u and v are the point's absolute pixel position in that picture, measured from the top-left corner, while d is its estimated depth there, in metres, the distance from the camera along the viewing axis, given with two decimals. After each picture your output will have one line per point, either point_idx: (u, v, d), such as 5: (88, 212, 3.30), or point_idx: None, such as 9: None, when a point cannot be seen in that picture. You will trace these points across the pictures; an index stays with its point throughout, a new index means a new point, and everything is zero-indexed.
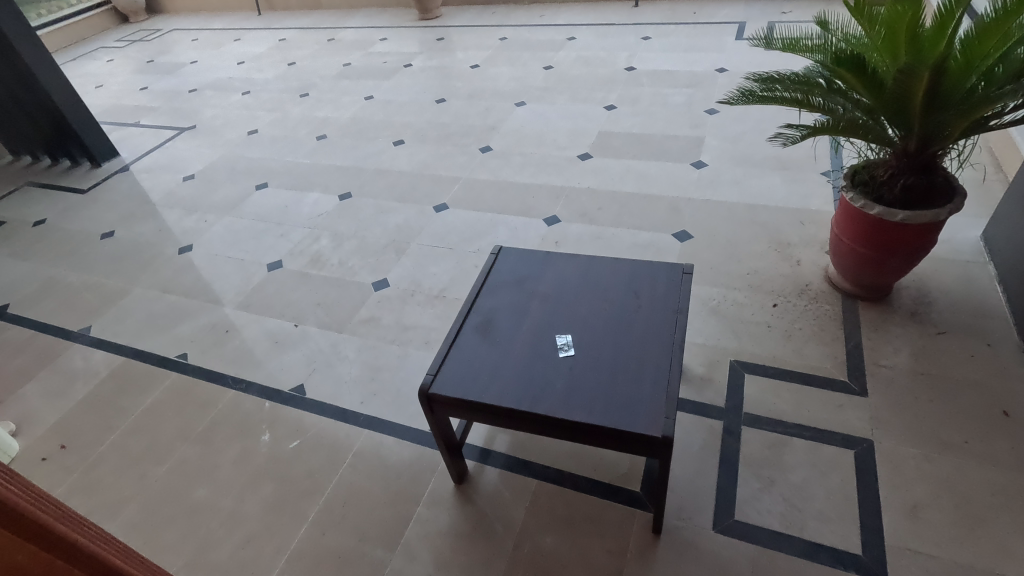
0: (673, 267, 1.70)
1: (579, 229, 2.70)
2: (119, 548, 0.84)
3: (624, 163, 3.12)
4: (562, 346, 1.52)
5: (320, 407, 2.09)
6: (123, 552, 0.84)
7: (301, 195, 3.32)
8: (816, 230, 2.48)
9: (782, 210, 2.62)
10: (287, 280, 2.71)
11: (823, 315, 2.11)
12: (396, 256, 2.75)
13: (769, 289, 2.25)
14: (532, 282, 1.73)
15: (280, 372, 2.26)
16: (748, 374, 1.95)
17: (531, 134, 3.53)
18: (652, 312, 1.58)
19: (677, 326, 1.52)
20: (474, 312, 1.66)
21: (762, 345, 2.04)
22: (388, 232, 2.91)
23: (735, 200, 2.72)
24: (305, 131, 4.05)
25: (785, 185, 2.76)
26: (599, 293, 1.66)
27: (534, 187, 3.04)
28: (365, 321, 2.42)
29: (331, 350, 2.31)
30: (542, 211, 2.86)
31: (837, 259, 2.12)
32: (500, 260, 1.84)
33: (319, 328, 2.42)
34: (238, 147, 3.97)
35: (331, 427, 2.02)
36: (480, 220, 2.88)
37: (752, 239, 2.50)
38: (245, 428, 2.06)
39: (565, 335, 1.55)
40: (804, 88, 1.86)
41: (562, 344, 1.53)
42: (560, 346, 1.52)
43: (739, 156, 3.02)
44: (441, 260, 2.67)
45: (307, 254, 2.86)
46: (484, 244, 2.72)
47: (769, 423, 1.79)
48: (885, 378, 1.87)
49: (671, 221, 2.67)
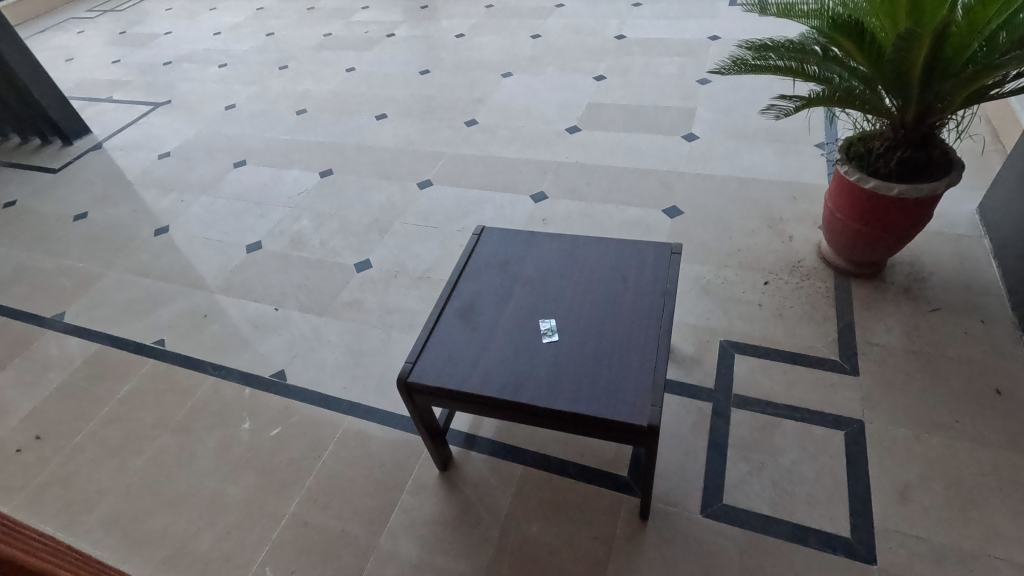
0: (661, 248, 1.63)
1: (567, 207, 2.63)
2: (48, 546, 0.77)
3: (614, 136, 3.03)
4: (548, 331, 1.46)
5: (301, 394, 2.04)
6: (53, 549, 0.77)
7: (281, 173, 3.22)
8: (809, 204, 2.42)
9: (775, 184, 2.55)
10: (268, 262, 2.63)
11: (816, 292, 2.06)
12: (380, 235, 2.67)
13: (759, 266, 2.19)
14: (515, 265, 1.67)
15: (260, 358, 2.20)
16: (738, 355, 1.91)
17: (518, 107, 3.42)
18: (641, 294, 1.52)
19: (665, 310, 1.47)
20: (455, 295, 1.60)
21: (752, 324, 2.00)
22: (371, 211, 2.82)
23: (727, 174, 2.65)
24: (285, 105, 3.91)
25: (778, 159, 2.68)
26: (586, 275, 1.60)
27: (521, 163, 2.95)
28: (347, 304, 2.35)
29: (313, 335, 2.25)
30: (529, 187, 2.78)
31: (831, 235, 2.07)
32: (482, 242, 1.77)
33: (301, 312, 2.35)
34: (215, 123, 3.83)
35: (313, 413, 1.97)
36: (466, 197, 2.80)
37: (744, 214, 2.43)
38: (225, 416, 2.01)
39: (549, 319, 1.50)
40: (800, 55, 1.77)
41: (546, 329, 1.47)
42: (544, 331, 1.47)
43: (731, 128, 2.93)
44: (425, 240, 2.60)
45: (287, 234, 2.77)
46: (470, 223, 2.64)
47: (759, 405, 1.76)
48: (877, 357, 1.83)
49: (660, 196, 2.59)
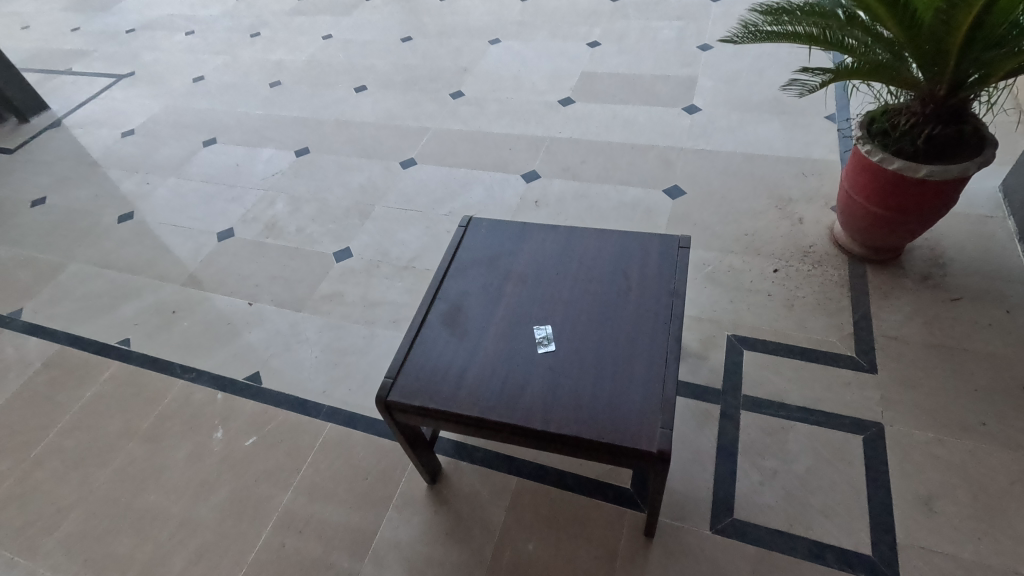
0: (667, 241, 1.47)
1: (561, 187, 2.45)
2: None
3: (610, 109, 2.83)
4: (544, 339, 1.32)
5: (278, 398, 1.90)
6: None
7: (254, 152, 3.00)
8: (820, 182, 2.25)
9: (784, 160, 2.37)
10: (241, 251, 2.45)
11: (829, 280, 1.92)
12: (361, 220, 2.48)
13: (768, 252, 2.04)
14: (506, 261, 1.51)
15: (234, 358, 2.04)
16: (747, 351, 1.78)
17: (507, 77, 3.19)
18: (646, 294, 1.37)
19: (673, 313, 1.32)
20: (440, 298, 1.44)
21: (762, 317, 1.86)
22: (351, 194, 2.63)
23: (732, 150, 2.47)
24: (257, 77, 3.65)
25: (787, 132, 2.51)
26: (584, 272, 1.45)
27: (511, 139, 2.75)
28: (327, 297, 2.19)
29: (289, 332, 2.09)
30: (520, 166, 2.59)
31: (846, 219, 1.91)
32: (470, 234, 1.60)
33: (276, 307, 2.19)
34: (182, 97, 3.57)
35: (291, 420, 1.83)
36: (452, 178, 2.61)
37: (751, 194, 2.27)
38: (196, 424, 1.86)
39: (545, 325, 1.35)
40: (820, 20, 1.57)
41: (541, 338, 1.32)
42: (539, 340, 1.32)
43: (736, 99, 2.74)
44: (409, 226, 2.42)
45: (261, 220, 2.58)
46: (457, 206, 2.46)
47: (770, 407, 1.64)
48: (896, 352, 1.70)
49: (661, 175, 2.42)
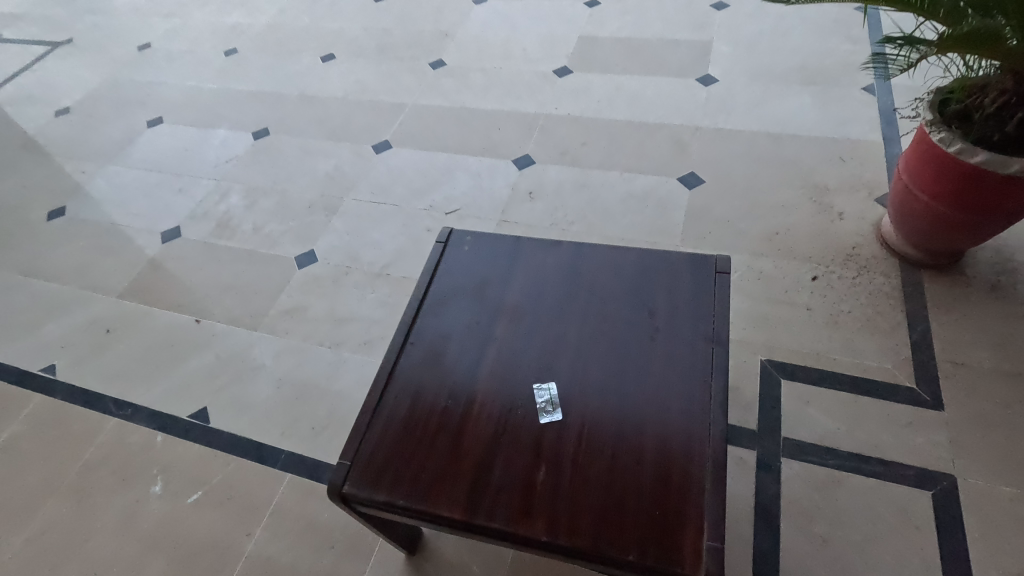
0: (699, 264, 1.17)
1: (559, 176, 2.11)
2: None
3: (613, 80, 2.46)
4: (547, 403, 1.02)
5: (229, 442, 1.60)
6: None
7: (205, 133, 2.61)
8: (861, 167, 1.93)
9: (817, 140, 2.04)
10: (188, 255, 2.10)
11: (879, 290, 1.62)
12: (327, 217, 2.14)
13: (805, 255, 1.73)
14: (497, 289, 1.20)
15: (177, 390, 1.73)
16: (785, 382, 1.49)
17: (494, 43, 2.80)
18: (678, 338, 1.07)
19: (714, 366, 1.02)
20: (413, 341, 1.13)
21: (801, 337, 1.56)
22: (316, 184, 2.27)
23: (756, 128, 2.13)
24: (211, 44, 3.21)
25: (820, 106, 2.16)
26: (597, 305, 1.14)
27: (499, 117, 2.39)
28: (286, 313, 1.86)
29: (243, 356, 1.78)
30: (511, 150, 2.24)
31: (900, 218, 1.61)
32: (451, 252, 1.28)
33: (228, 325, 1.86)
34: (126, 68, 3.14)
35: (244, 470, 1.54)
36: (432, 164, 2.25)
37: (781, 182, 1.94)
38: (130, 475, 1.56)
39: (548, 381, 1.04)
40: None
41: (543, 401, 1.02)
42: (540, 403, 1.02)
43: (758, 67, 2.38)
44: (383, 223, 2.08)
45: (212, 217, 2.22)
46: (438, 199, 2.12)
47: (816, 454, 1.36)
48: (965, 383, 1.42)
49: (675, 160, 2.08)
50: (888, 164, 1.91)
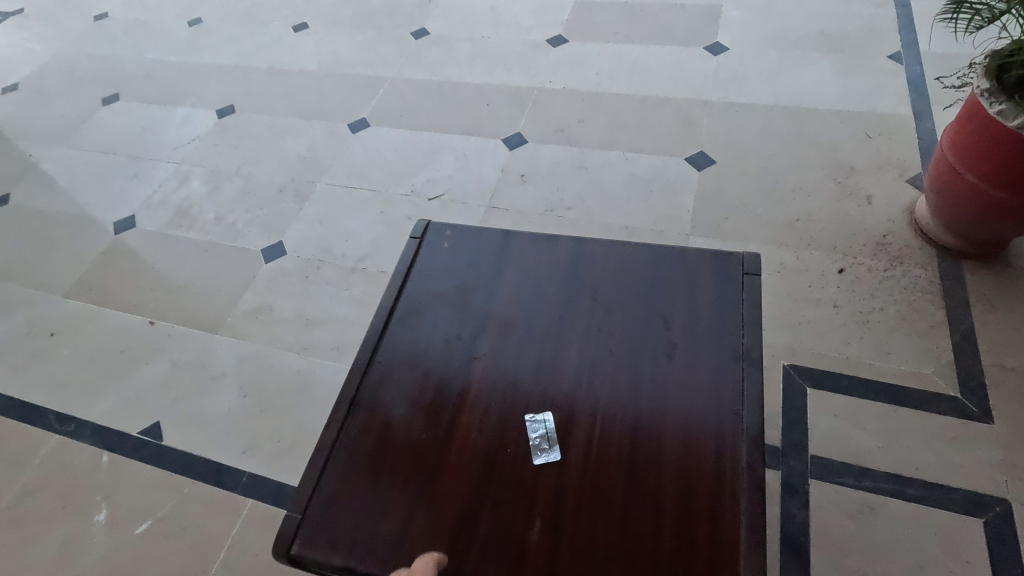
0: (723, 264, 0.98)
1: (554, 157, 1.91)
2: None
3: (612, 49, 2.24)
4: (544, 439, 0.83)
5: (184, 462, 1.42)
6: None
7: (165, 111, 2.37)
8: (889, 144, 1.73)
9: (840, 115, 1.84)
10: (143, 247, 1.89)
11: (914, 283, 1.44)
12: (297, 204, 1.93)
13: (830, 244, 1.55)
14: (482, 295, 1.01)
15: (127, 402, 1.54)
16: (812, 391, 1.31)
17: (482, 9, 2.56)
18: (700, 356, 0.88)
19: (744, 391, 0.84)
20: (381, 361, 0.95)
21: (828, 338, 1.39)
22: (285, 167, 2.05)
23: (772, 102, 1.92)
24: (173, 13, 2.95)
25: (841, 76, 1.95)
26: (601, 315, 0.96)
27: (487, 91, 2.17)
28: (251, 313, 1.67)
29: (201, 363, 1.59)
30: (501, 128, 2.03)
31: (939, 203, 1.42)
32: (427, 250, 1.09)
33: (186, 327, 1.67)
34: (80, 40, 2.87)
35: (199, 495, 1.36)
36: (414, 144, 2.04)
37: (800, 163, 1.75)
38: (71, 501, 1.38)
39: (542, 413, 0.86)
40: None
41: (537, 437, 0.83)
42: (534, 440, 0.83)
43: (772, 34, 2.16)
44: (359, 211, 1.88)
45: (170, 204, 2.01)
46: (420, 184, 1.92)
47: (850, 475, 1.20)
48: (1016, 391, 1.25)
49: (682, 138, 1.88)
50: (920, 141, 1.72)
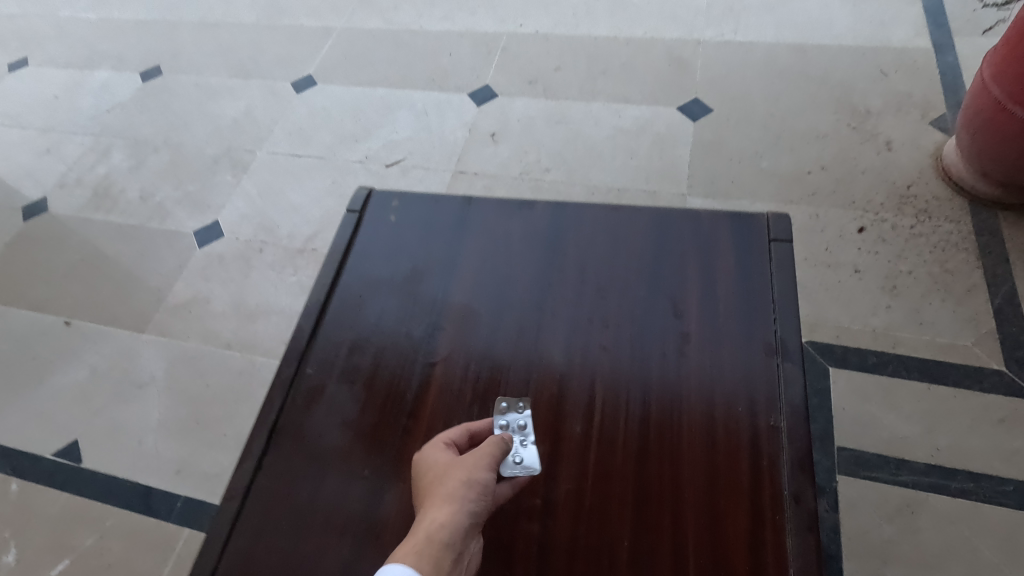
0: (744, 231, 0.78)
1: (528, 110, 1.67)
2: None
3: None
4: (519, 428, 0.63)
5: (106, 487, 1.20)
6: None
7: (81, 75, 2.06)
8: (907, 81, 1.52)
9: (849, 51, 1.62)
10: (56, 234, 1.63)
11: (945, 240, 1.26)
12: (236, 177, 1.68)
13: (847, 200, 1.36)
14: (440, 278, 0.79)
15: (38, 419, 1.31)
16: (835, 371, 1.13)
17: None
18: (722, 350, 0.69)
19: (782, 394, 0.64)
20: (310, 373, 0.73)
21: (849, 308, 1.20)
22: (220, 134, 1.79)
23: (773, 38, 1.70)
24: None
25: (849, 6, 1.72)
26: (593, 301, 0.75)
27: (450, 37, 1.90)
28: (184, 306, 1.44)
29: (126, 368, 1.36)
30: (466, 79, 1.78)
31: (977, 145, 1.21)
32: (370, 226, 0.86)
33: (107, 325, 1.43)
34: None
35: (127, 526, 1.15)
36: (367, 101, 1.78)
37: (808, 107, 1.54)
38: None
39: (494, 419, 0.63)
40: None
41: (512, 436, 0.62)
42: (501, 428, 0.63)
43: None
44: (306, 182, 1.63)
45: (88, 183, 1.73)
46: (376, 148, 1.67)
47: (885, 468, 1.03)
48: None
49: (674, 84, 1.65)
50: (942, 77, 1.51)
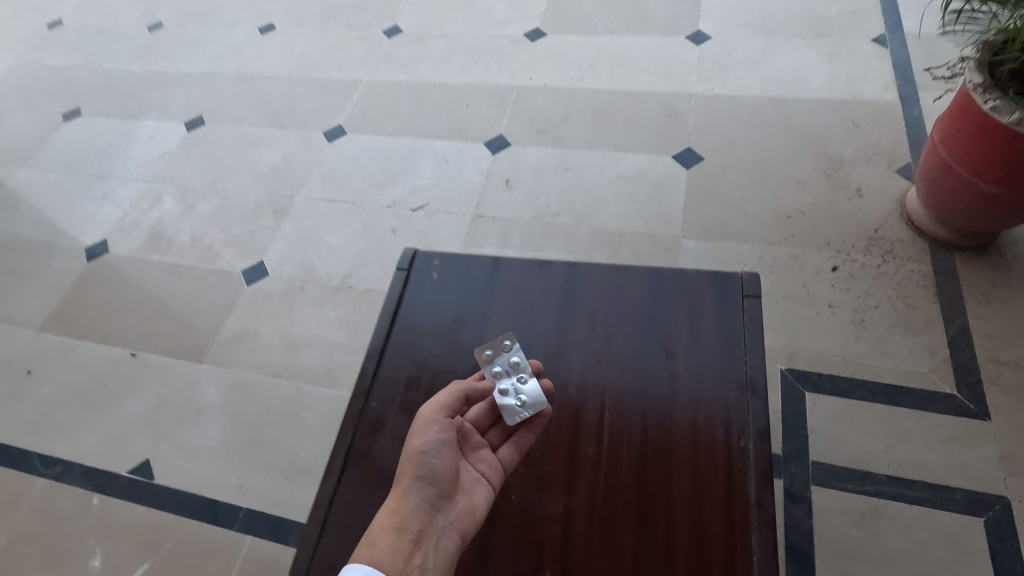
0: (724, 288, 0.96)
1: (540, 158, 1.86)
2: None
3: (593, 41, 2.18)
4: (510, 369, 0.85)
5: (176, 501, 1.38)
6: None
7: (131, 125, 2.27)
8: (877, 133, 1.71)
9: (826, 104, 1.81)
10: (117, 273, 1.83)
11: (907, 277, 1.44)
12: (277, 220, 1.87)
13: (822, 241, 1.54)
14: (476, 326, 0.98)
15: (113, 440, 1.49)
16: (810, 395, 1.31)
17: (455, 2, 2.48)
18: (704, 387, 0.86)
19: (751, 423, 0.82)
20: (375, 406, 0.91)
21: (823, 339, 1.38)
22: (261, 181, 1.98)
23: (758, 92, 1.89)
24: (131, 17, 2.79)
25: (825, 62, 1.92)
26: (601, 346, 0.93)
27: (467, 90, 2.10)
28: (236, 339, 1.63)
29: (188, 395, 1.54)
30: (483, 130, 1.97)
31: (931, 196, 1.39)
32: (417, 281, 1.05)
33: (168, 356, 1.62)
34: (32, 49, 2.70)
35: (196, 534, 1.33)
36: (393, 150, 1.98)
37: (788, 156, 1.72)
38: (61, 549, 1.34)
39: (491, 367, 0.86)
40: None
41: (509, 383, 0.84)
42: (495, 374, 0.85)
43: (754, 20, 2.12)
44: (340, 224, 1.83)
45: (143, 226, 1.93)
46: (402, 193, 1.86)
47: (852, 479, 1.20)
48: (1012, 387, 1.26)
49: (669, 134, 1.84)
50: (908, 129, 1.70)
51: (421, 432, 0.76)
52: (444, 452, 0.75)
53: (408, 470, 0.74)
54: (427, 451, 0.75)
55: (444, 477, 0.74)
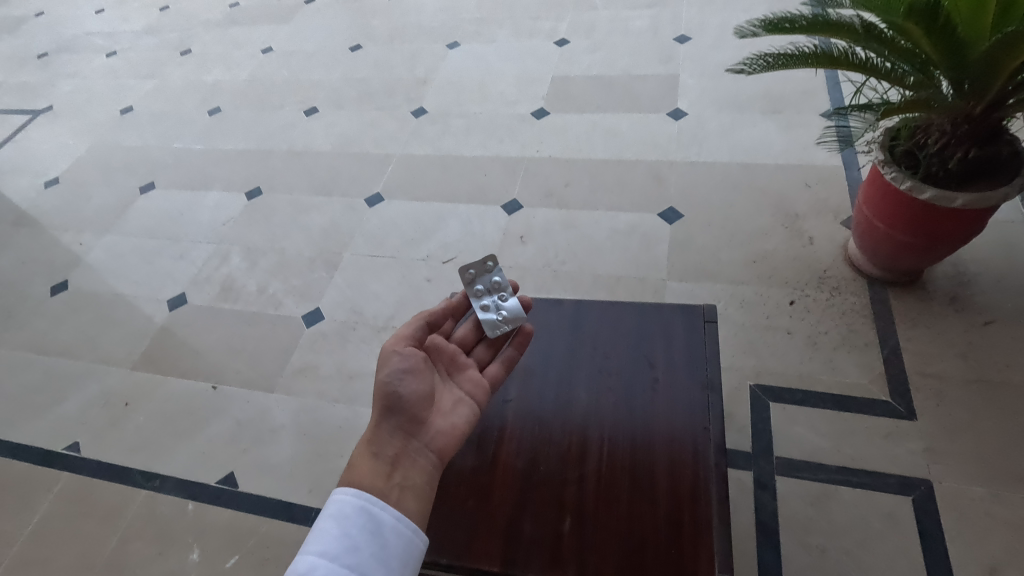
0: (690, 317, 1.30)
1: (548, 217, 2.24)
2: None
3: (589, 117, 2.60)
4: (491, 289, 1.15)
5: (258, 504, 1.68)
6: None
7: (199, 196, 2.68)
8: (825, 191, 2.08)
9: (783, 168, 2.20)
10: (195, 320, 2.17)
11: (850, 308, 1.77)
12: (329, 273, 2.23)
13: (781, 281, 1.88)
14: None
15: (202, 457, 1.80)
16: (775, 405, 1.62)
17: (471, 85, 2.93)
18: (677, 387, 1.20)
19: (710, 411, 1.15)
20: None
21: (784, 359, 1.70)
22: (313, 240, 2.36)
23: (727, 159, 2.28)
24: (192, 103, 3.26)
25: (782, 133, 2.33)
26: (601, 361, 1.27)
27: (484, 161, 2.51)
28: (299, 372, 1.96)
29: (262, 419, 1.86)
30: (499, 194, 2.36)
31: (862, 243, 1.75)
32: None
33: (243, 388, 1.95)
34: (109, 131, 3.16)
35: (276, 530, 1.62)
36: (424, 213, 2.36)
37: (754, 212, 2.09)
38: (164, 546, 1.63)
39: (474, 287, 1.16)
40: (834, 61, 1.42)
41: (490, 300, 1.15)
42: (477, 291, 1.15)
43: (723, 98, 2.54)
44: (383, 275, 2.19)
45: (215, 281, 2.29)
46: (434, 248, 2.23)
47: (808, 469, 1.49)
48: (935, 394, 1.57)
49: (655, 195, 2.22)
50: (850, 188, 2.07)
51: (388, 366, 1.03)
52: (404, 380, 1.03)
53: (381, 400, 1.01)
54: (393, 380, 1.02)
55: (408, 397, 1.02)
